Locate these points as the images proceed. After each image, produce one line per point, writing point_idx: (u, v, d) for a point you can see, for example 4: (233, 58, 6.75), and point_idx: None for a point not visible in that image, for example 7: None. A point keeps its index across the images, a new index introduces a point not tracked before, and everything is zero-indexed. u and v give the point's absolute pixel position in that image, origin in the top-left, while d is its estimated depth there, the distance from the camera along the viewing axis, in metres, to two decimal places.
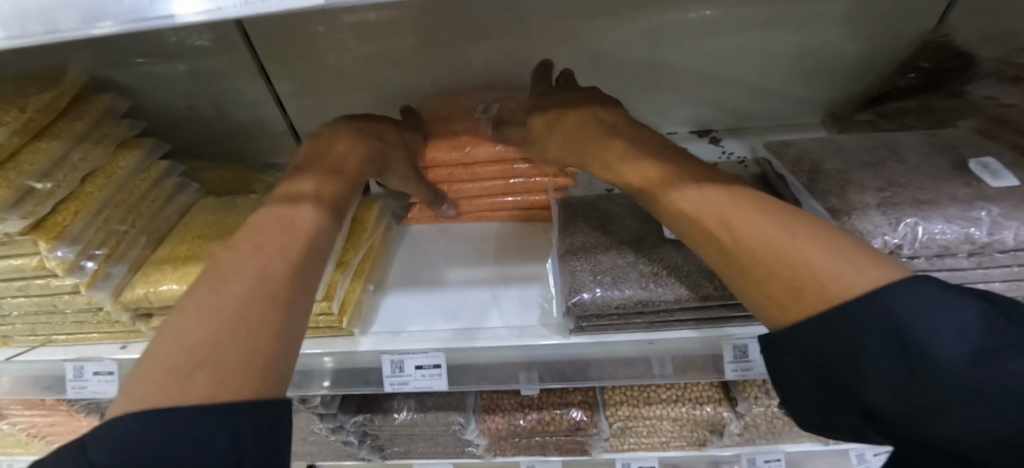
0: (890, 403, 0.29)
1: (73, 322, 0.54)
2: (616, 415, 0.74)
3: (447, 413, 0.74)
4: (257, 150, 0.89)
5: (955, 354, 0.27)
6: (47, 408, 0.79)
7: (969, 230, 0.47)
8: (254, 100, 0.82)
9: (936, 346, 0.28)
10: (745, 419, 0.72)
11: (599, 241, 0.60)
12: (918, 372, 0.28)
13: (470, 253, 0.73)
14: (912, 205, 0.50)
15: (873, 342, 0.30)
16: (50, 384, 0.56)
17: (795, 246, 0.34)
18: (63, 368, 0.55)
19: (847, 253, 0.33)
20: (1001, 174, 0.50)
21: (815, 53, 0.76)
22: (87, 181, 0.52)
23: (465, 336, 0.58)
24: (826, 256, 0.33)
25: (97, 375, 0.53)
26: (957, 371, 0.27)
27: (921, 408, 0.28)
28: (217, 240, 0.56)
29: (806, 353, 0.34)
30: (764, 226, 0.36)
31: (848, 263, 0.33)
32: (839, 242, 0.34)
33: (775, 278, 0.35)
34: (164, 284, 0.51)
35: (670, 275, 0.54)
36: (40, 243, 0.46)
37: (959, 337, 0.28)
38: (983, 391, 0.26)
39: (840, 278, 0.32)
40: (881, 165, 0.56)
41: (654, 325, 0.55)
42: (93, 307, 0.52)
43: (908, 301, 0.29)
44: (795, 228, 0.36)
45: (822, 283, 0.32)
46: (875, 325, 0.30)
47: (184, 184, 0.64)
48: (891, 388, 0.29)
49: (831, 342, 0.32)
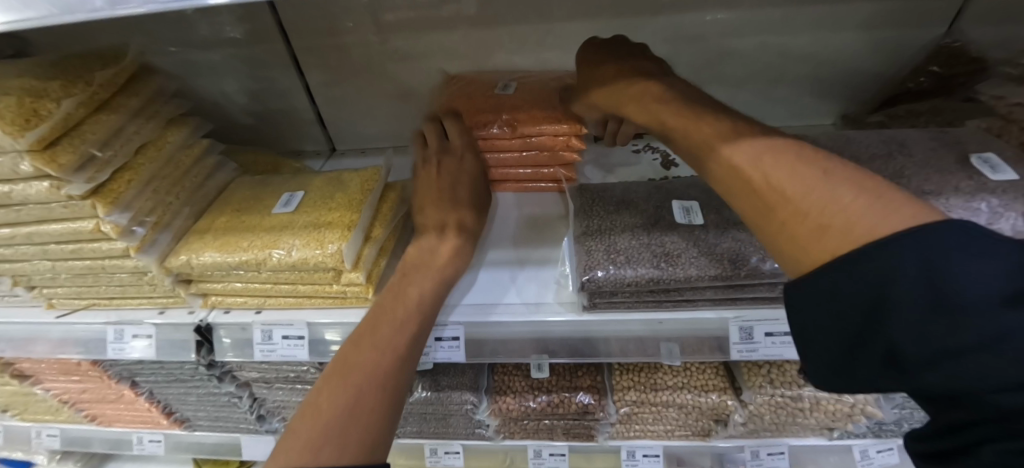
0: (913, 347, 0.26)
1: (119, 287, 0.61)
2: (623, 400, 0.76)
3: (460, 392, 0.78)
4: (286, 137, 0.96)
5: (1000, 295, 0.24)
6: (82, 374, 0.87)
7: (968, 219, 0.45)
8: (285, 89, 0.87)
9: (976, 288, 0.24)
10: (749, 408, 0.73)
11: (616, 223, 0.57)
12: (954, 315, 0.24)
13: (494, 233, 0.69)
14: (916, 194, 0.47)
15: (904, 284, 0.26)
16: (92, 345, 0.63)
17: (832, 192, 0.32)
18: (104, 331, 0.62)
19: (893, 204, 0.30)
20: (1003, 167, 0.49)
21: (831, 53, 0.77)
22: (141, 153, 0.57)
23: (481, 310, 0.56)
24: (868, 199, 0.30)
25: (136, 337, 0.61)
26: (991, 312, 0.23)
27: (948, 352, 0.24)
28: (250, 213, 0.61)
29: (833, 307, 0.30)
30: (799, 172, 0.34)
31: (889, 207, 0.30)
32: (881, 186, 0.32)
33: (807, 219, 0.32)
34: (204, 253, 0.56)
35: (682, 256, 0.51)
36: (98, 207, 0.51)
37: (1000, 278, 0.24)
38: (1016, 331, 0.23)
39: (867, 218, 0.30)
40: (889, 158, 0.53)
41: (664, 304, 0.53)
42: (139, 271, 0.58)
43: (952, 243, 0.26)
44: (828, 171, 0.34)
45: (853, 222, 0.30)
46: (911, 266, 0.26)
47: (223, 163, 0.70)
48: (920, 332, 0.26)
49: (863, 285, 0.28)
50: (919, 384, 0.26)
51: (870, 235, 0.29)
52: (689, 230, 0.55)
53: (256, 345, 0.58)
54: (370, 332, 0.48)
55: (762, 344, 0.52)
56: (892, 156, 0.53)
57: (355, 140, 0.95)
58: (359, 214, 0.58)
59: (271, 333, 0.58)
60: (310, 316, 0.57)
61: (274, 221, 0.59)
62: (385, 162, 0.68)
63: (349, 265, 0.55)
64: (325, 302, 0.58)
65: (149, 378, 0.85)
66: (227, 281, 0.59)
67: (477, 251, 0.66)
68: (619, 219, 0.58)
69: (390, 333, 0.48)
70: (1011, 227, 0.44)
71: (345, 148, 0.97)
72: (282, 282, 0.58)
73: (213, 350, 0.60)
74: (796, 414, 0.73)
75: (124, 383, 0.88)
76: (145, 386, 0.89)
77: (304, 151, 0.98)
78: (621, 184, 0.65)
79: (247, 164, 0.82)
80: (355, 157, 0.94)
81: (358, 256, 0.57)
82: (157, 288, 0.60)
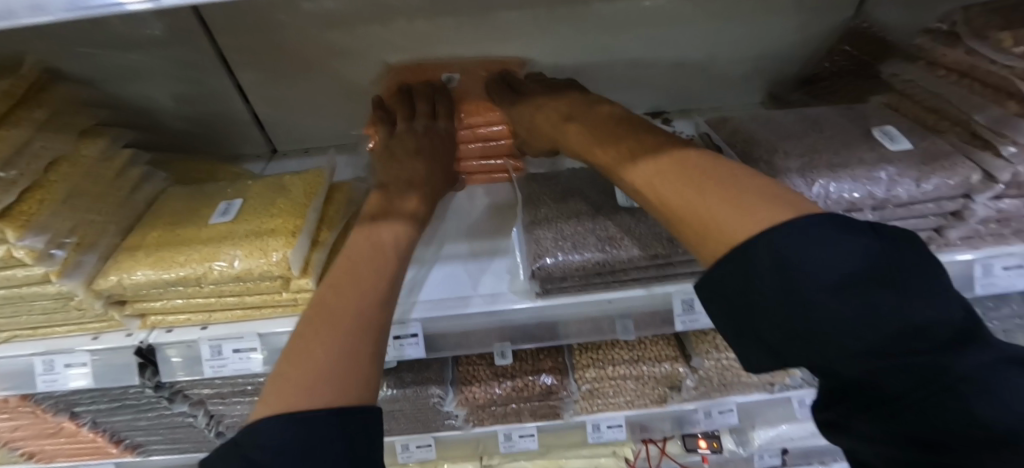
0: (780, 331, 0.32)
1: (43, 316, 0.57)
2: (584, 378, 0.79)
3: (426, 386, 0.78)
4: (222, 140, 0.91)
5: (831, 284, 0.29)
6: (12, 411, 0.80)
7: (871, 188, 0.50)
8: (216, 91, 0.83)
9: (816, 278, 0.30)
10: (699, 373, 0.78)
11: (564, 211, 0.59)
12: (797, 306, 0.30)
13: (447, 227, 0.69)
14: (828, 167, 0.52)
15: (761, 279, 0.32)
16: (18, 380, 0.58)
17: (698, 202, 0.37)
18: (31, 364, 0.58)
19: (747, 202, 0.35)
20: (899, 138, 0.54)
21: (756, 35, 0.81)
22: (51, 170, 0.53)
23: (438, 305, 0.56)
24: (723, 206, 0.35)
25: (69, 367, 0.57)
26: (822, 302, 0.29)
27: (800, 335, 0.31)
28: (186, 226, 0.58)
29: (724, 298, 0.36)
30: (678, 186, 0.39)
31: (746, 212, 0.34)
32: (743, 188, 0.36)
33: (688, 224, 0.38)
34: (138, 271, 0.53)
35: (625, 237, 0.54)
36: (7, 232, 0.47)
37: (835, 268, 0.30)
38: (839, 318, 0.28)
39: (728, 225, 0.35)
40: (806, 135, 0.57)
41: (611, 284, 0.55)
42: (63, 296, 0.53)
43: (794, 240, 0.31)
44: (703, 182, 0.38)
45: (717, 227, 0.35)
46: (763, 261, 0.32)
47: (150, 174, 0.66)
48: (783, 314, 0.31)
49: (737, 282, 0.34)
50: (794, 358, 0.32)
51: (733, 238, 0.34)
52: (630, 213, 0.58)
53: (205, 362, 0.56)
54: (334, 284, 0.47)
55: (703, 314, 0.55)
56: (808, 132, 0.58)
57: (297, 140, 0.92)
58: (304, 219, 0.56)
59: (221, 348, 0.56)
60: (263, 328, 0.55)
61: (211, 232, 0.56)
62: (328, 163, 0.67)
63: (297, 271, 0.53)
64: (276, 311, 0.57)
65: (91, 407, 0.80)
66: (165, 298, 0.56)
67: (434, 247, 0.66)
68: (565, 208, 0.60)
69: (376, 282, 0.48)
70: (905, 192, 0.50)
71: (286, 149, 0.93)
72: (226, 294, 0.55)
73: (158, 372, 0.57)
74: (742, 373, 0.79)
75: (62, 416, 0.82)
76: (87, 416, 0.84)
77: (244, 154, 0.93)
78: (569, 172, 0.67)
79: (179, 172, 0.77)
80: (298, 158, 0.91)
81: (306, 261, 0.55)
82: (87, 313, 0.56)
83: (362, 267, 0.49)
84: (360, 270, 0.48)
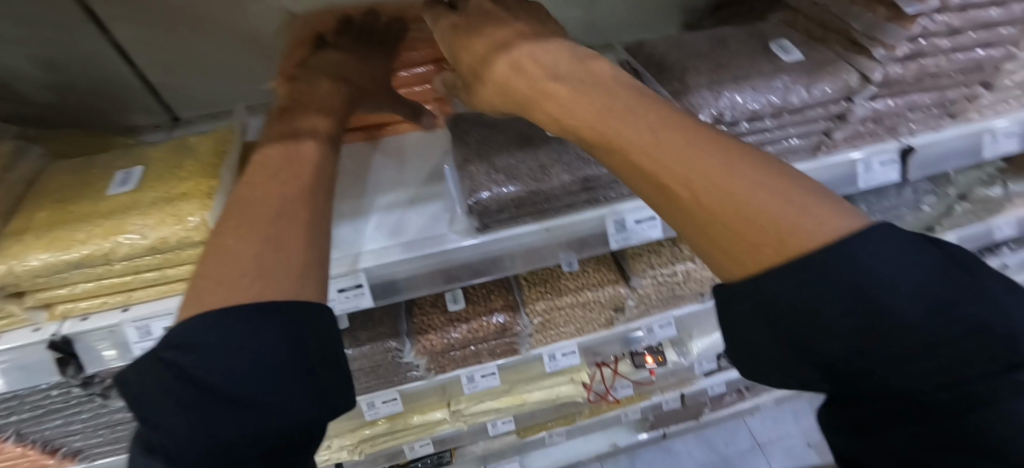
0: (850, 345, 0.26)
1: None
2: (536, 310, 0.83)
3: (382, 341, 0.78)
4: (111, 110, 0.80)
5: (917, 306, 0.25)
6: None
7: (770, 96, 0.54)
8: (88, 52, 0.72)
9: (902, 305, 0.25)
10: (639, 294, 0.84)
11: (499, 144, 0.59)
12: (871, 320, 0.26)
13: (382, 178, 0.67)
14: (731, 79, 0.56)
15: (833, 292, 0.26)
16: None
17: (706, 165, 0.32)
18: None
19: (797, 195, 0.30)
20: (791, 49, 0.59)
21: None
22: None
23: (379, 253, 0.55)
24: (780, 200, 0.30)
25: None
26: (905, 318, 0.25)
27: (871, 364, 0.26)
28: (84, 202, 0.53)
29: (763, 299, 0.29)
30: (691, 148, 0.33)
31: (797, 205, 0.29)
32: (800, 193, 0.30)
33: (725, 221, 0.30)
34: (30, 256, 0.47)
35: (555, 166, 0.55)
36: None
37: (918, 290, 0.26)
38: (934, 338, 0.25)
39: (797, 227, 0.28)
40: (712, 52, 0.61)
41: (548, 213, 0.57)
42: None
43: (877, 253, 0.26)
44: (726, 153, 0.33)
45: (772, 220, 0.29)
46: (824, 274, 0.26)
47: (26, 149, 0.59)
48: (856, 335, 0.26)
49: (793, 295, 0.27)
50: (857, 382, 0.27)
51: (798, 240, 0.28)
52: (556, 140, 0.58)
53: (133, 345, 0.53)
54: (275, 194, 0.41)
55: (633, 232, 0.59)
56: (714, 48, 0.61)
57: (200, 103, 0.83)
58: (219, 178, 0.53)
59: (149, 328, 0.53)
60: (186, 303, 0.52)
61: (113, 205, 0.51)
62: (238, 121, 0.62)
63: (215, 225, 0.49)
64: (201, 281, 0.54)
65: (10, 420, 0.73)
66: (71, 283, 0.51)
67: (371, 198, 0.64)
68: (494, 140, 0.60)
69: (297, 177, 0.44)
70: (798, 97, 0.55)
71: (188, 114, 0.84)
72: (143, 269, 0.51)
73: (82, 365, 0.53)
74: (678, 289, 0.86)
75: None
76: (8, 430, 0.76)
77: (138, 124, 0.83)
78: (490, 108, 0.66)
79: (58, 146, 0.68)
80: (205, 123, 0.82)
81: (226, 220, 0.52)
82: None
83: (283, 167, 0.44)
84: (283, 168, 0.44)
